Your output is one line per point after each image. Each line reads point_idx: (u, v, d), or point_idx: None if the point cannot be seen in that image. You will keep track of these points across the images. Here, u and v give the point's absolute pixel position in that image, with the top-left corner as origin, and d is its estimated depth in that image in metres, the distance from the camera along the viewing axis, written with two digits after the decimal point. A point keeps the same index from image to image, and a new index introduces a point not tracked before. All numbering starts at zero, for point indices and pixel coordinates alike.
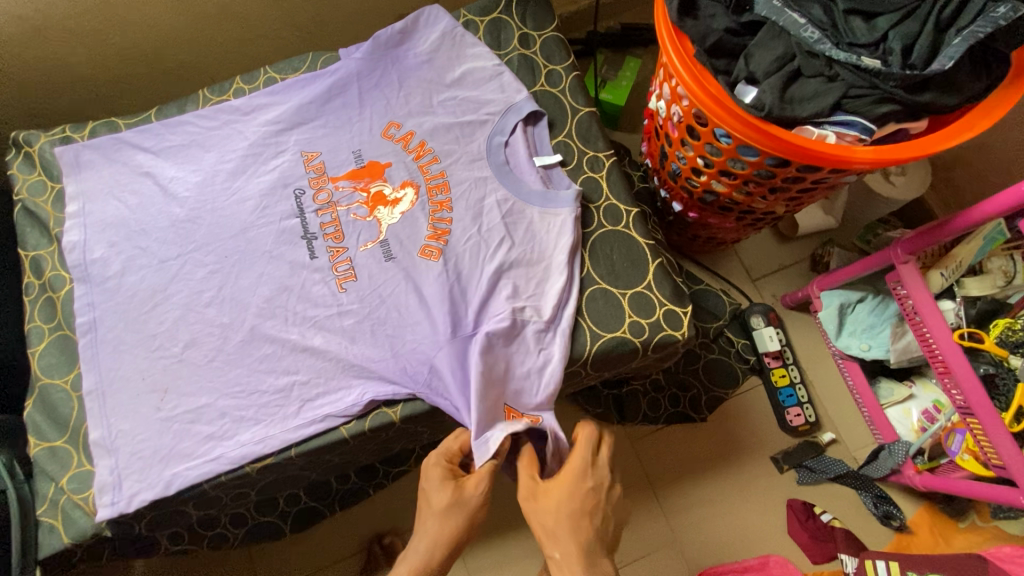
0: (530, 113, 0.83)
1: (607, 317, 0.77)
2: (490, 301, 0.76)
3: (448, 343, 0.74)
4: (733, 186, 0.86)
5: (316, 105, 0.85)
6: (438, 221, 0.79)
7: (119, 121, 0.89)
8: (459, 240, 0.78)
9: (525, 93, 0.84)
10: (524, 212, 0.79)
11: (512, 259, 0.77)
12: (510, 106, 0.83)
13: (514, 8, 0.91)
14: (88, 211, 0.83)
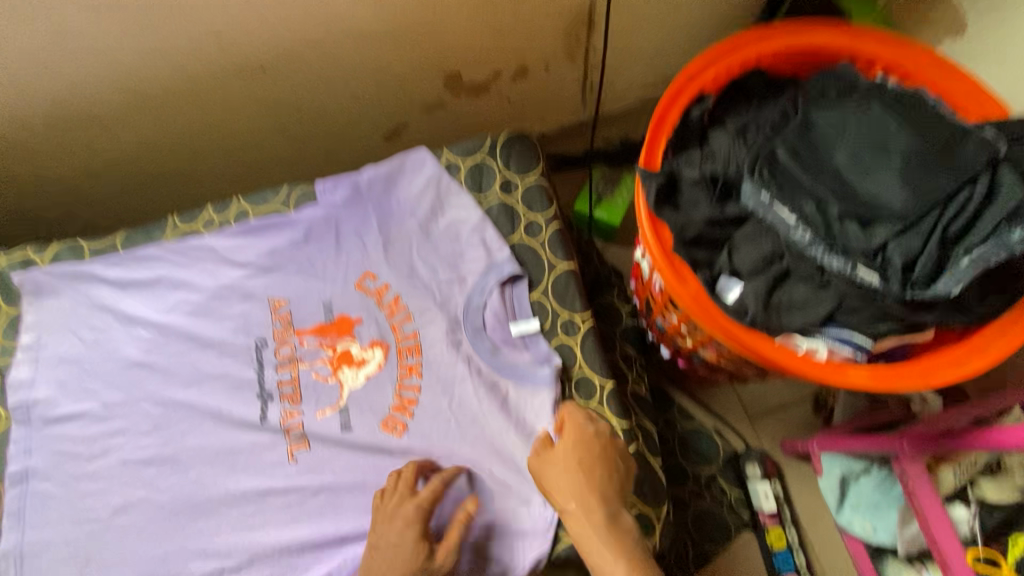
0: (511, 274, 0.79)
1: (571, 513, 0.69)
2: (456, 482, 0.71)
3: None
4: (720, 355, 0.79)
5: (289, 250, 0.83)
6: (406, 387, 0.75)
7: (84, 245, 0.87)
8: (425, 414, 0.74)
9: (505, 250, 0.80)
10: (498, 384, 0.74)
11: (483, 433, 0.72)
12: (490, 263, 0.80)
13: (498, 151, 0.88)
14: (42, 345, 0.80)
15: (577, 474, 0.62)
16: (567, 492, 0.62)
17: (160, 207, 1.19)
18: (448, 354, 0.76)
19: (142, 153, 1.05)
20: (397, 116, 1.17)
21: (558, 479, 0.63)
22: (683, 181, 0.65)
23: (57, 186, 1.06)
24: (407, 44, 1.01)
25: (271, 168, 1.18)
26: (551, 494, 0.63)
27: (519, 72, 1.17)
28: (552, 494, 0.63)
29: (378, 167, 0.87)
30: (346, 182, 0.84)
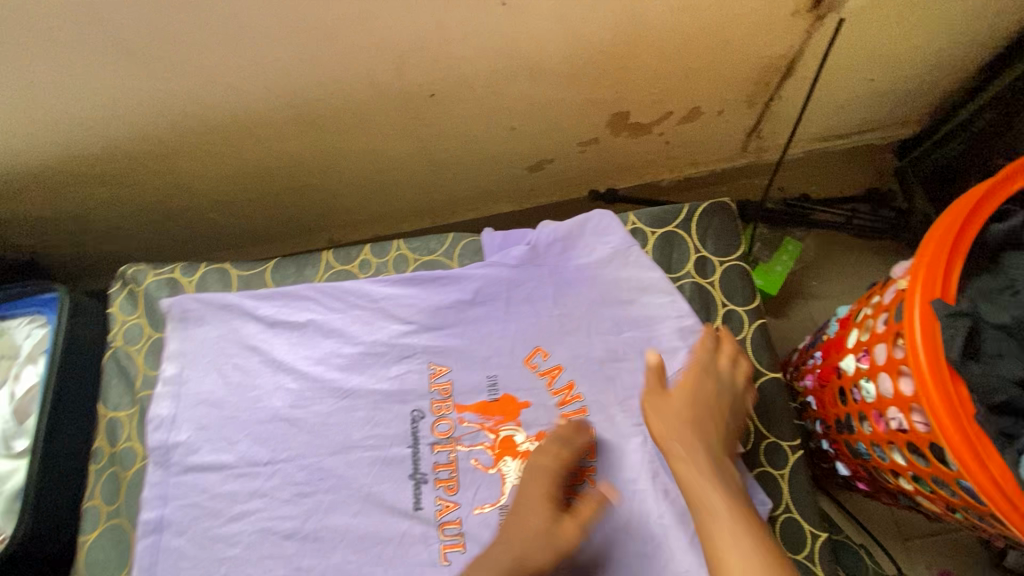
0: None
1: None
2: None
3: None
4: (948, 512, 0.66)
5: (454, 312, 0.75)
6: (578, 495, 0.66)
7: (233, 271, 0.81)
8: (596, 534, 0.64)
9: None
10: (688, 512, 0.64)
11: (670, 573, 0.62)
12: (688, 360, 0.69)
13: (694, 224, 0.76)
14: (184, 379, 0.75)
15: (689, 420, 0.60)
16: (675, 435, 0.59)
17: (287, 217, 1.14)
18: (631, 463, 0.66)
19: (284, 166, 0.99)
20: (547, 151, 1.08)
21: (670, 412, 0.61)
22: (987, 324, 0.52)
23: (195, 189, 1.02)
24: (585, 82, 0.91)
25: (406, 190, 1.11)
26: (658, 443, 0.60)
27: (689, 116, 1.05)
28: (660, 420, 0.61)
29: (557, 225, 0.77)
30: (524, 244, 0.76)
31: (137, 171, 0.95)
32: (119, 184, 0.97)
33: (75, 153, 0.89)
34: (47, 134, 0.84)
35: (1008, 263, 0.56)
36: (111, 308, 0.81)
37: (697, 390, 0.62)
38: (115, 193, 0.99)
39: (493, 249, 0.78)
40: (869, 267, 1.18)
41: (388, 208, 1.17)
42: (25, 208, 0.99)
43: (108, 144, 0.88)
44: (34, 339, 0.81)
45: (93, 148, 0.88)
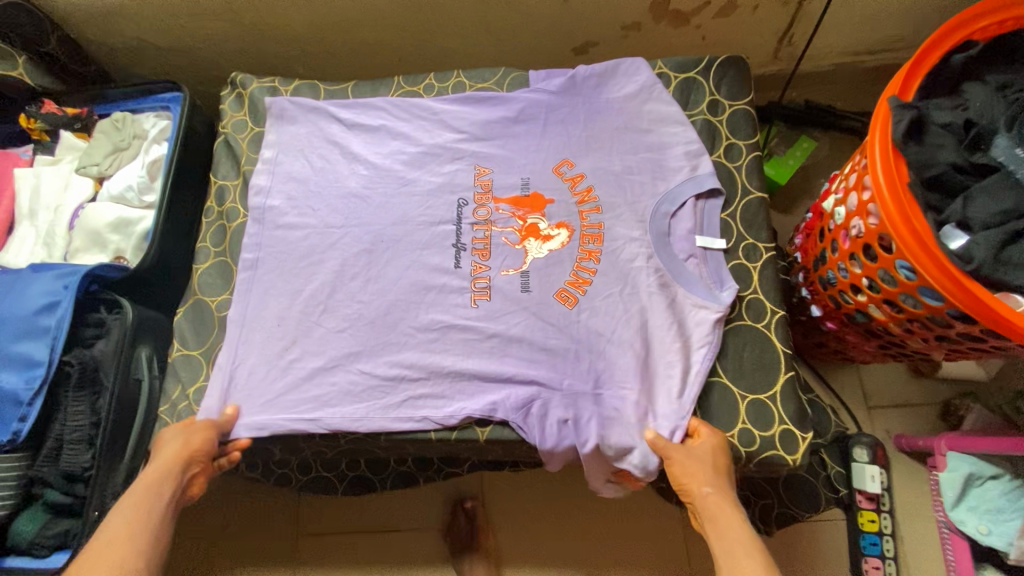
0: (709, 188, 0.82)
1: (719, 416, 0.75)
2: (618, 359, 0.76)
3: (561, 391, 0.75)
4: (891, 317, 0.79)
5: (500, 126, 0.89)
6: (585, 270, 0.80)
7: (320, 85, 0.99)
8: (596, 296, 0.79)
9: (707, 165, 0.83)
10: (671, 285, 0.78)
11: (651, 323, 0.77)
12: (692, 175, 0.82)
13: (712, 71, 0.89)
14: (279, 159, 0.92)
15: (711, 470, 0.68)
16: (702, 476, 0.68)
17: (358, 74, 1.30)
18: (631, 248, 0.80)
19: (363, 16, 1.15)
20: (593, 32, 1.21)
21: (699, 456, 0.69)
22: (932, 123, 0.64)
23: (288, 35, 1.19)
24: None
25: (462, 57, 1.26)
26: (684, 483, 0.68)
27: (726, 9, 1.15)
28: (691, 459, 0.69)
29: (594, 66, 0.91)
30: (564, 76, 0.90)
31: (243, 10, 1.12)
32: (225, 19, 1.14)
33: None
34: None
35: (964, 86, 0.68)
36: (221, 106, 1.00)
37: (717, 441, 0.71)
38: (220, 30, 1.17)
39: (536, 77, 0.92)
40: None
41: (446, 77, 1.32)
42: (146, 37, 1.17)
43: None
44: (159, 127, 1.01)
45: None
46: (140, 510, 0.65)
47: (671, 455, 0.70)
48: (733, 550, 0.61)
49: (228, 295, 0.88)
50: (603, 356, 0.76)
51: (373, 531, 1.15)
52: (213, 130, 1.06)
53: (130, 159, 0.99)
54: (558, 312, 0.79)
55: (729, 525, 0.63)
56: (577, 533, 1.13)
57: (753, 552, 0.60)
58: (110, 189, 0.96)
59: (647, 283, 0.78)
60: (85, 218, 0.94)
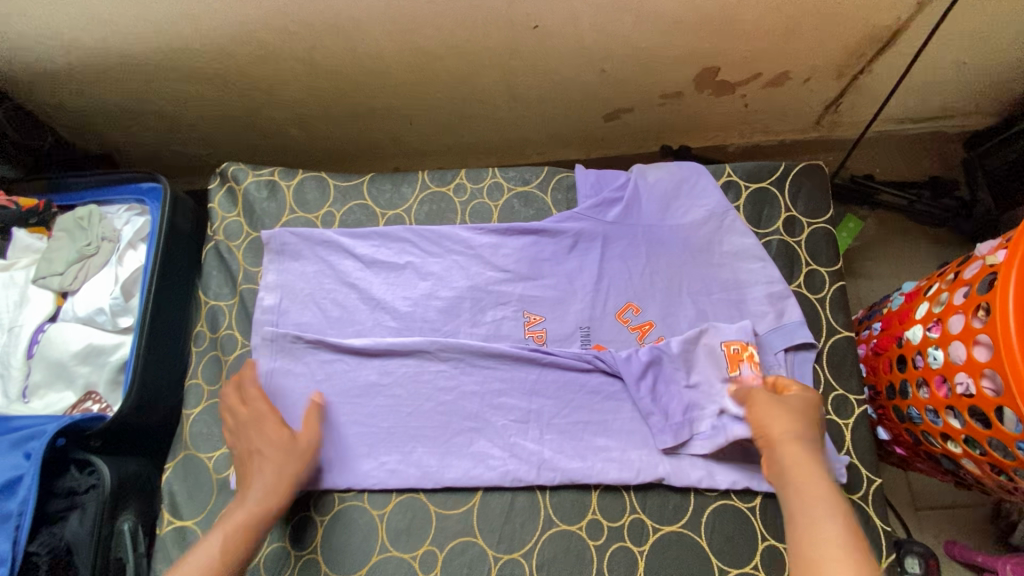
0: (803, 341, 0.71)
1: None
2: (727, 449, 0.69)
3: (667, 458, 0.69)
4: (987, 474, 0.72)
5: (550, 260, 0.77)
6: (671, 423, 0.68)
7: (330, 179, 0.84)
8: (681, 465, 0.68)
9: (793, 310, 0.73)
10: None
11: None
12: (778, 323, 0.72)
13: (787, 183, 0.79)
14: (285, 279, 0.78)
15: (802, 412, 0.61)
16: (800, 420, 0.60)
17: (364, 139, 1.16)
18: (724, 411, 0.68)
19: (372, 83, 1.00)
20: (626, 100, 1.09)
21: (781, 407, 0.61)
22: None
23: (280, 99, 1.03)
24: (687, 32, 0.91)
25: (483, 124, 1.13)
26: (768, 434, 0.59)
27: (776, 80, 1.05)
28: (773, 410, 0.61)
29: (653, 185, 0.79)
30: (622, 202, 0.78)
31: (230, 74, 0.96)
32: (210, 84, 0.98)
33: (178, 49, 0.90)
34: (153, 27, 0.85)
35: None
36: (210, 204, 0.84)
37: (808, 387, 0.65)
38: (204, 95, 1.01)
39: (586, 196, 0.79)
40: (922, 252, 1.21)
41: (462, 142, 1.18)
42: (116, 102, 1.00)
43: (208, 42, 0.89)
44: (134, 226, 0.85)
45: (194, 45, 0.89)
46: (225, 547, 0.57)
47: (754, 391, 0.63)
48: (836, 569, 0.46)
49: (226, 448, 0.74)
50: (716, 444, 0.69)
51: None
52: (199, 223, 0.91)
53: (100, 267, 0.83)
54: (644, 398, 0.69)
55: (815, 485, 0.54)
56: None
57: (850, 559, 0.47)
58: (75, 308, 0.80)
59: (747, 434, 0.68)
60: (45, 346, 0.77)
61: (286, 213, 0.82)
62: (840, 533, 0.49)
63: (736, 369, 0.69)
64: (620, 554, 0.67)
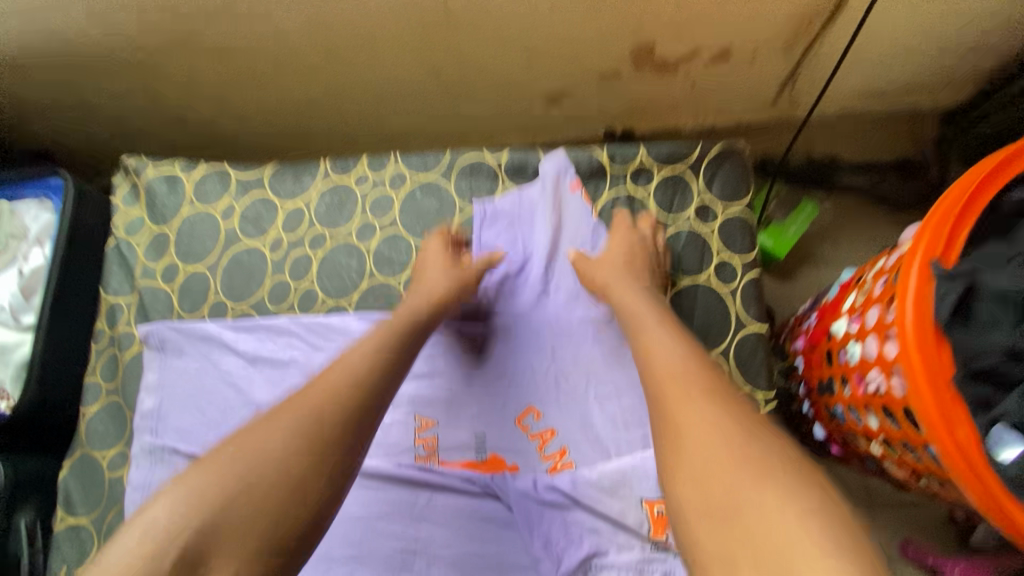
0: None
1: None
2: None
3: None
4: (910, 477, 0.67)
5: (449, 343, 0.71)
6: (571, 566, 0.61)
7: (231, 172, 0.81)
8: None
9: None
10: None
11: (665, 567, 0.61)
12: None
13: (703, 167, 0.73)
14: (167, 373, 0.73)
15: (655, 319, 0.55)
16: (644, 324, 0.55)
17: (298, 130, 1.13)
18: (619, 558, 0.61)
19: (291, 72, 0.96)
20: (563, 82, 1.03)
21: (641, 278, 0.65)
22: (985, 290, 0.50)
23: (201, 89, 1.00)
24: (610, 8, 0.85)
25: (417, 111, 1.09)
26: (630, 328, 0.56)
27: (720, 57, 0.98)
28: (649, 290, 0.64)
29: (561, 272, 0.71)
30: (526, 288, 0.71)
31: (143, 65, 0.93)
32: (127, 77, 0.96)
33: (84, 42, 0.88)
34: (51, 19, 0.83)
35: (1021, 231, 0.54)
36: (113, 199, 0.82)
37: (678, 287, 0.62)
38: (124, 88, 0.99)
39: (484, 218, 0.74)
40: (889, 238, 1.13)
41: (400, 130, 1.14)
42: (38, 96, 0.99)
43: (113, 31, 0.86)
44: (41, 222, 0.83)
45: (98, 37, 0.87)
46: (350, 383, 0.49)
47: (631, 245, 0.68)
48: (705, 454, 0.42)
49: (121, 447, 0.73)
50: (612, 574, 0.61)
51: None
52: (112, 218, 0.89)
53: (5, 265, 0.82)
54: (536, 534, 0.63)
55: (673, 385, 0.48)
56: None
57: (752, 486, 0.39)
58: None
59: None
60: None
61: (184, 207, 0.80)
62: (715, 440, 0.42)
63: (661, 531, 0.61)
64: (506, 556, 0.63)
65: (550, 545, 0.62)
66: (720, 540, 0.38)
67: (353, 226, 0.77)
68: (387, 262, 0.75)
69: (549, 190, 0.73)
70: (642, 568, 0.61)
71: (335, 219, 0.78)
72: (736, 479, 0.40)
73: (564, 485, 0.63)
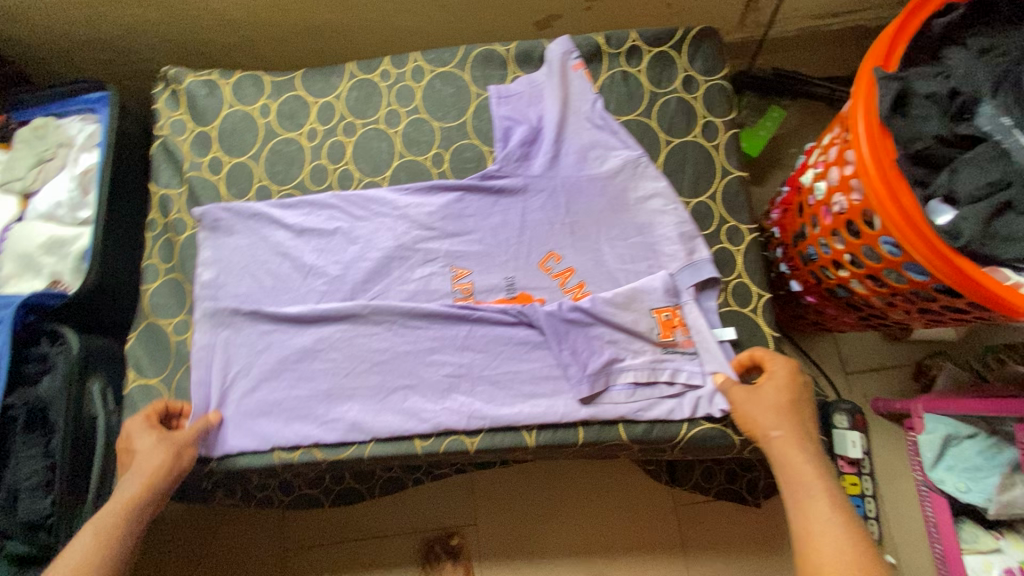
0: (708, 278, 0.74)
1: (719, 446, 0.72)
2: (644, 386, 0.72)
3: (587, 397, 0.71)
4: (872, 293, 0.79)
5: (476, 203, 0.81)
6: (595, 369, 0.71)
7: (265, 76, 0.90)
8: (603, 407, 0.72)
9: (703, 249, 0.75)
10: (677, 373, 0.71)
11: (675, 363, 0.72)
12: (688, 261, 0.74)
13: (685, 46, 0.84)
14: (222, 247, 0.81)
15: (771, 401, 0.64)
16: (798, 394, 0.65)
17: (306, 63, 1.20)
18: (636, 359, 0.72)
19: None
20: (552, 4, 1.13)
21: (763, 400, 0.65)
22: (915, 94, 0.63)
23: None
24: None
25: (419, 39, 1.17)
26: (751, 425, 0.65)
27: None
28: (752, 406, 0.65)
29: (570, 137, 0.81)
30: (540, 153, 0.81)
31: None
32: None
33: None
34: None
35: (944, 54, 0.66)
36: (156, 106, 0.90)
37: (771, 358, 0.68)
38: None
39: (498, 97, 0.84)
40: None
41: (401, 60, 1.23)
42: None
43: None
44: (86, 133, 0.91)
45: None
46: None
47: (734, 400, 0.67)
48: (829, 559, 0.53)
49: (184, 315, 0.81)
50: (628, 373, 0.71)
51: (362, 541, 1.10)
52: (148, 132, 0.96)
53: (57, 170, 0.89)
54: (564, 347, 0.73)
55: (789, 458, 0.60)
56: (586, 520, 1.10)
57: (838, 519, 0.55)
58: (37, 207, 0.87)
59: (660, 373, 0.71)
60: (12, 241, 0.84)
61: (225, 107, 0.88)
62: (825, 505, 0.56)
63: (669, 333, 0.72)
64: (541, 370, 0.74)
65: (579, 354, 0.72)
66: (822, 527, 0.56)
67: (381, 114, 0.87)
68: (415, 143, 0.85)
69: (556, 68, 0.83)
70: (654, 367, 0.71)
71: (365, 109, 0.87)
72: (830, 517, 0.56)
73: (585, 305, 0.73)
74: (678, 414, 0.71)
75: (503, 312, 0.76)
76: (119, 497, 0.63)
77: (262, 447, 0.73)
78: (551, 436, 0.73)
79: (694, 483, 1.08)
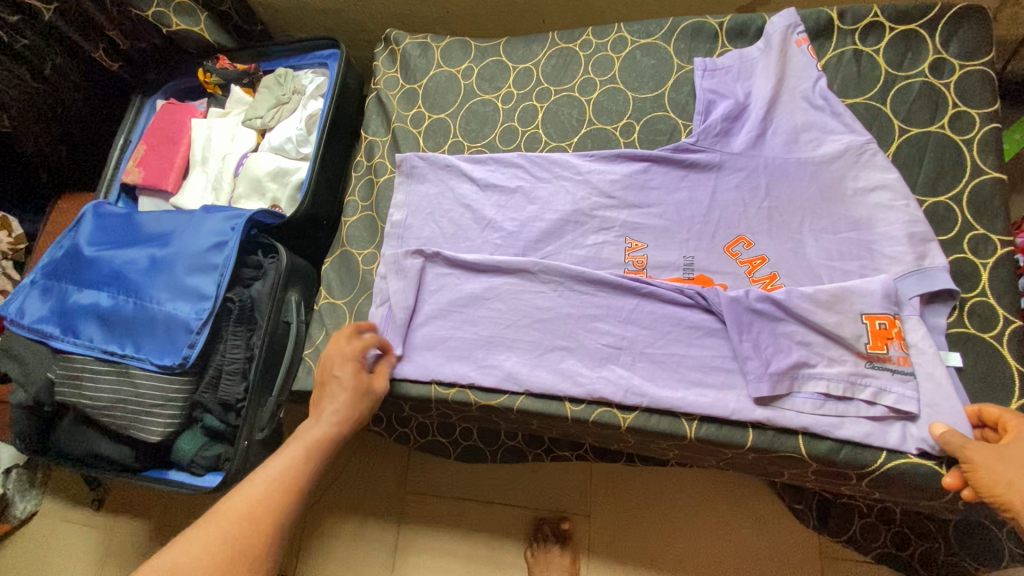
0: (942, 290, 0.63)
1: (925, 489, 0.60)
2: (837, 398, 0.63)
3: (765, 396, 0.64)
4: None
5: (664, 177, 0.78)
6: (781, 368, 0.64)
7: (472, 41, 0.95)
8: (782, 411, 0.64)
9: (937, 256, 0.65)
10: (885, 391, 0.61)
11: (883, 380, 0.62)
12: (917, 267, 0.64)
13: (941, 25, 0.72)
14: (413, 191, 0.88)
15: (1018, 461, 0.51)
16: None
17: None
18: (832, 367, 0.63)
19: None
20: None
21: (1014, 458, 0.52)
22: None
23: None
24: None
25: None
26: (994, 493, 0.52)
27: None
28: (1004, 466, 0.52)
29: (782, 118, 0.75)
30: (744, 131, 0.75)
31: None
32: None
33: None
34: None
35: None
36: (375, 63, 1.00)
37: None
38: None
39: (703, 71, 0.80)
40: None
41: None
42: None
43: None
44: (316, 83, 1.04)
45: None
46: (273, 507, 0.58)
47: (974, 458, 0.54)
48: None
49: (373, 249, 0.89)
50: (822, 379, 0.63)
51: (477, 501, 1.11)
52: (362, 87, 1.07)
53: (290, 112, 1.03)
54: (745, 339, 0.66)
55: None
56: (713, 542, 1.01)
57: None
58: (270, 140, 1.01)
59: (863, 387, 0.62)
60: (247, 166, 0.98)
61: (433, 67, 0.95)
62: None
63: (881, 345, 0.63)
64: (712, 358, 0.68)
65: (763, 350, 0.65)
66: None
67: (577, 83, 0.87)
68: (607, 113, 0.84)
69: (777, 43, 0.76)
70: (854, 381, 0.62)
71: (561, 77, 0.88)
72: None
73: (778, 295, 0.65)
74: (877, 439, 0.62)
75: (680, 291, 0.71)
76: (324, 419, 0.67)
77: (422, 378, 0.77)
78: (713, 431, 0.67)
79: (850, 535, 0.95)
